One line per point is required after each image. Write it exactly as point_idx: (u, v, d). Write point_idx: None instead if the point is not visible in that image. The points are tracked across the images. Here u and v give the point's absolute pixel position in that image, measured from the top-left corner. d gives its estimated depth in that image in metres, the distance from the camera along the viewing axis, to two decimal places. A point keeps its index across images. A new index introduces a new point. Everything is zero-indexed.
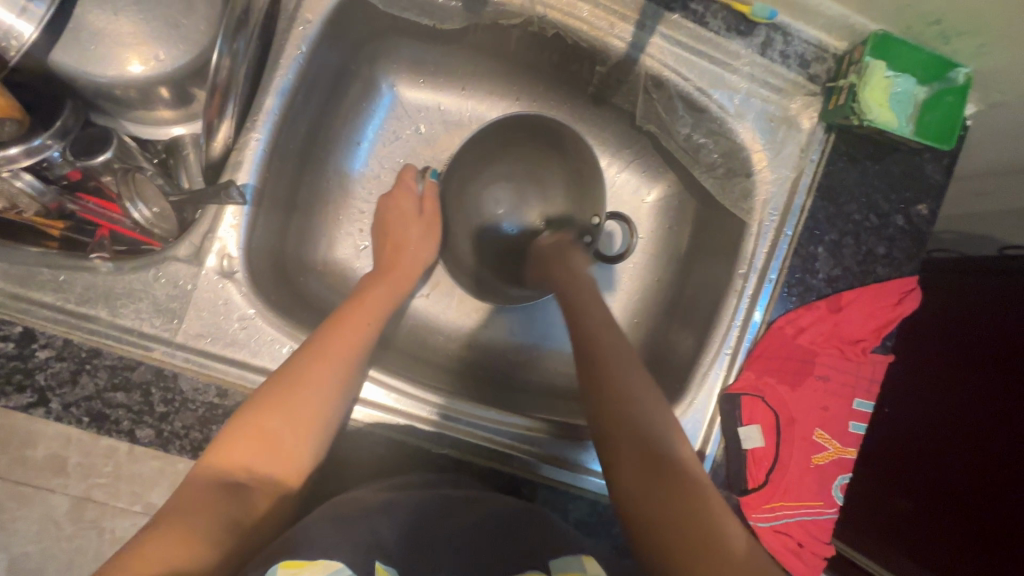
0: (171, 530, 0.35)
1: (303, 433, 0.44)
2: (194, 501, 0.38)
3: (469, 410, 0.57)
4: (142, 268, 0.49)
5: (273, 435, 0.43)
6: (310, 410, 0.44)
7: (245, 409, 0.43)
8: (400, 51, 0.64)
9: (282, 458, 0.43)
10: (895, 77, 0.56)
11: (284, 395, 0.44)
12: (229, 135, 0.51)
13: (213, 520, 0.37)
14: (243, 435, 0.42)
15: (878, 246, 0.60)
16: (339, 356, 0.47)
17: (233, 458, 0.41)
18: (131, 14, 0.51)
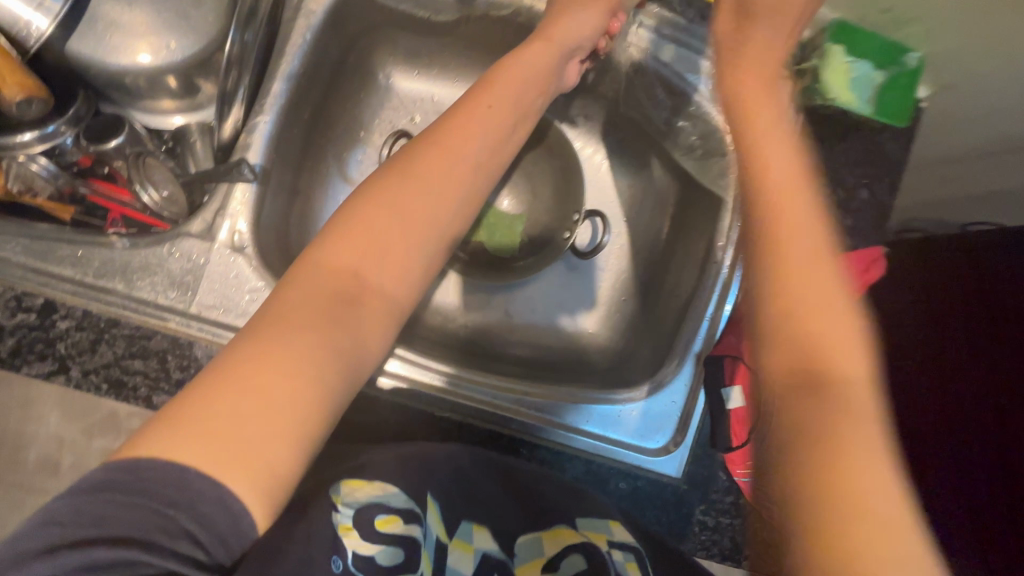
0: (273, 350, 0.34)
1: (405, 251, 0.41)
2: (305, 308, 0.37)
3: (484, 380, 0.60)
4: (156, 243, 0.52)
5: (380, 238, 0.41)
6: (412, 226, 0.42)
7: (347, 211, 0.41)
8: (396, 43, 0.68)
9: (391, 270, 0.41)
10: (854, 62, 0.61)
11: (382, 199, 0.42)
12: (238, 119, 0.54)
13: (321, 340, 0.36)
14: (347, 232, 0.40)
15: (845, 218, 0.65)
16: (439, 173, 0.44)
17: (338, 255, 0.39)
18: (143, 6, 0.54)
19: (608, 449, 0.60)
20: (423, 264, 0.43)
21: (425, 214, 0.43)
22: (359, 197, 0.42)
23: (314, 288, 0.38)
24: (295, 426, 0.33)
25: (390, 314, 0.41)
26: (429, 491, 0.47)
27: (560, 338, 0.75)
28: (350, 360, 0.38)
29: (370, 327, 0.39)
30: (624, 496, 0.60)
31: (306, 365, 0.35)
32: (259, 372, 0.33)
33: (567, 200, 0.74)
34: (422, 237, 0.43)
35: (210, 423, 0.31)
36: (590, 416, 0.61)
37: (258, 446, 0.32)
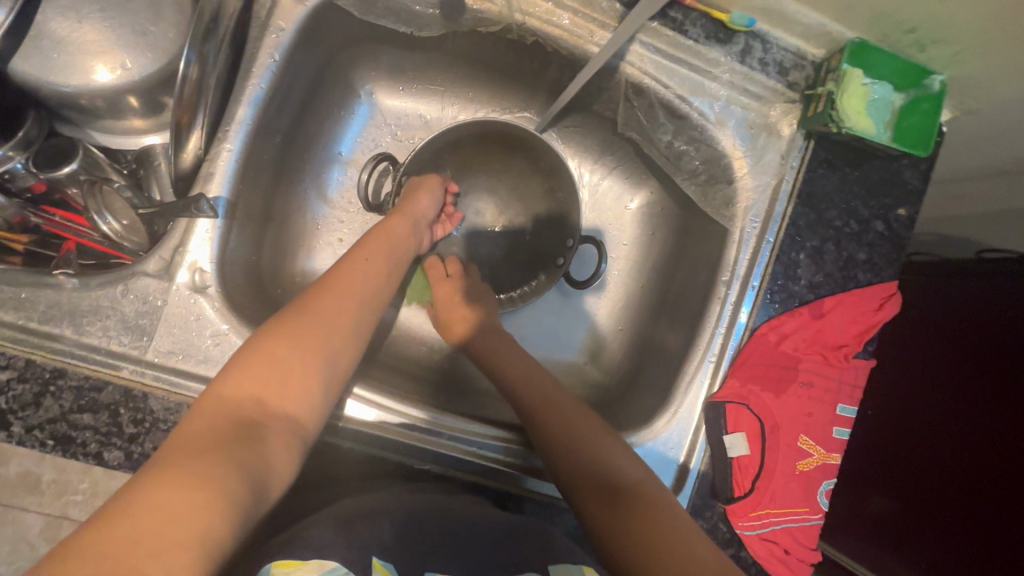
0: (173, 470, 0.29)
1: (311, 369, 0.40)
2: (201, 436, 0.33)
3: (454, 424, 0.55)
4: (108, 284, 0.48)
5: (281, 366, 0.39)
6: (315, 347, 0.41)
7: (250, 344, 0.39)
8: (378, 58, 0.63)
9: (295, 393, 0.38)
10: (872, 84, 0.56)
11: (286, 327, 0.41)
12: (200, 146, 0.50)
13: (230, 455, 0.32)
14: (248, 363, 0.38)
15: (858, 252, 0.60)
16: (333, 304, 0.44)
17: (240, 383, 0.37)
18: (96, 20, 0.49)
19: None
20: (328, 381, 0.41)
21: (321, 338, 0.42)
22: (261, 331, 0.41)
23: (211, 422, 0.34)
24: (201, 542, 0.27)
25: (298, 441, 0.37)
26: (373, 553, 0.39)
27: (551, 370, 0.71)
28: (260, 481, 0.32)
29: (278, 451, 0.35)
30: None
31: (215, 479, 0.30)
32: (161, 491, 0.28)
33: (559, 226, 0.69)
34: (324, 360, 0.41)
35: (155, 512, 0.27)
36: None
37: (158, 565, 0.25)
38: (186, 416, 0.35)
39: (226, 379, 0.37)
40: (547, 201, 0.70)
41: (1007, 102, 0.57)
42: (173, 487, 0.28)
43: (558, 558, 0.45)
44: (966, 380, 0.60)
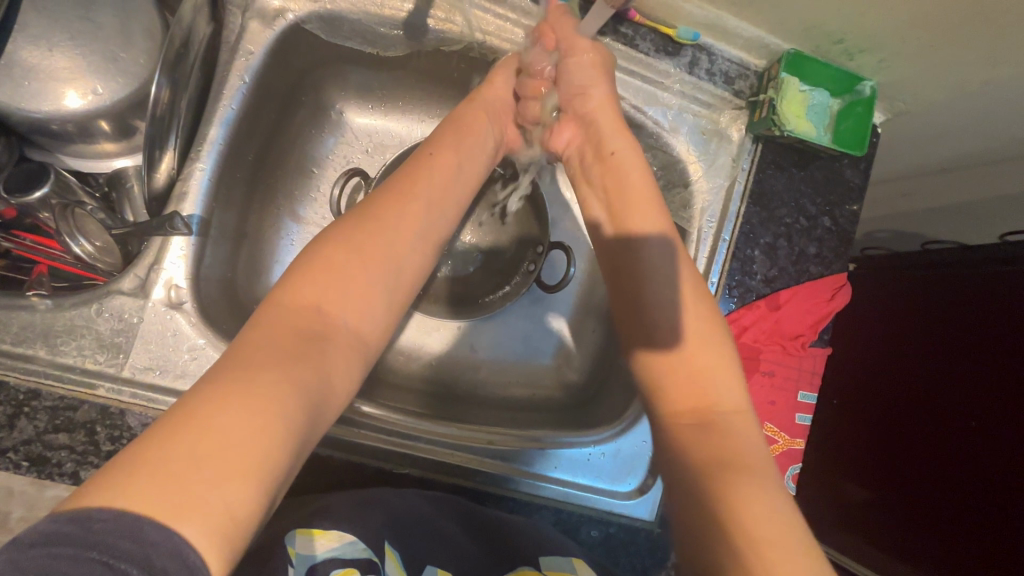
0: (234, 388, 0.33)
1: (375, 276, 0.43)
2: (262, 348, 0.36)
3: (434, 429, 0.57)
4: (83, 303, 0.48)
5: (342, 278, 0.41)
6: (373, 259, 0.43)
7: (307, 255, 0.42)
8: (347, 78, 0.65)
9: (354, 304, 0.41)
10: (810, 91, 0.61)
11: (349, 238, 0.43)
12: (172, 166, 0.51)
13: (285, 376, 0.35)
14: (310, 270, 0.41)
15: (809, 247, 0.64)
16: (388, 220, 0.45)
17: (304, 293, 0.40)
18: (65, 48, 0.50)
19: (577, 495, 0.58)
20: (388, 296, 0.44)
21: (383, 246, 0.44)
22: (317, 245, 0.43)
23: (275, 335, 0.37)
24: (257, 464, 0.31)
25: (357, 353, 0.41)
26: (387, 539, 0.44)
27: (525, 376, 0.74)
28: (319, 396, 0.36)
29: (337, 365, 0.39)
30: (596, 543, 0.58)
31: (271, 400, 0.33)
32: (220, 411, 0.31)
33: (527, 238, 0.72)
34: (382, 275, 0.43)
35: (182, 461, 0.29)
36: (558, 463, 0.58)
37: (214, 486, 0.29)
38: (252, 324, 0.38)
39: (289, 291, 0.40)
40: (517, 214, 0.74)
41: (929, 103, 0.63)
42: (230, 408, 0.32)
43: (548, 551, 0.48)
44: (960, 329, 0.60)
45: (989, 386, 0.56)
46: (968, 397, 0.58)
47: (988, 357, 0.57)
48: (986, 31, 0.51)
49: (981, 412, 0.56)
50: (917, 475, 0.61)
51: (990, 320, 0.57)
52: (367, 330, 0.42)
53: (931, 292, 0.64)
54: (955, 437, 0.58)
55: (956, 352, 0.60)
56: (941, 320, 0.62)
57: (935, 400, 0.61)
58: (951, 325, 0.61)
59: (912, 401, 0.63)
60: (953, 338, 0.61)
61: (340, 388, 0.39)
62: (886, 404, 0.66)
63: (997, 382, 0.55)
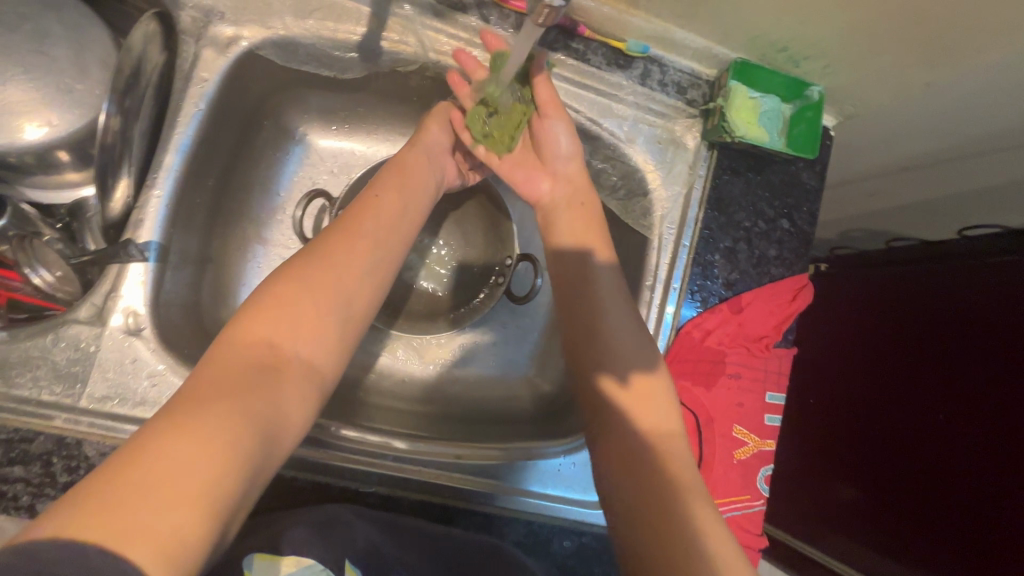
0: (185, 421, 0.33)
1: (328, 308, 0.43)
2: (217, 381, 0.36)
3: (412, 448, 0.57)
4: (40, 333, 0.48)
5: (294, 308, 0.42)
6: (325, 291, 0.43)
7: (258, 291, 0.42)
8: (308, 102, 0.66)
9: (305, 336, 0.42)
10: (760, 97, 0.63)
11: (301, 272, 0.44)
12: (128, 194, 0.52)
13: (235, 407, 0.35)
14: (264, 305, 0.42)
15: (769, 249, 0.65)
16: (344, 253, 0.46)
17: (253, 330, 0.40)
18: (18, 80, 0.50)
19: (547, 507, 0.58)
20: (342, 325, 0.44)
21: (335, 279, 0.44)
22: (274, 278, 0.43)
23: (230, 370, 0.37)
24: (204, 495, 0.30)
25: (312, 384, 0.41)
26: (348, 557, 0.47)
27: (499, 389, 0.73)
28: (272, 426, 0.36)
29: (291, 396, 0.39)
30: (569, 556, 0.57)
31: (220, 430, 0.33)
32: (171, 442, 0.31)
33: (495, 252, 0.73)
34: (336, 306, 0.44)
35: (127, 495, 0.29)
36: (528, 474, 0.58)
37: (158, 516, 0.29)
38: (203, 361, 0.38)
39: (239, 327, 0.40)
40: (485, 229, 0.74)
41: (877, 105, 0.64)
42: (180, 441, 0.32)
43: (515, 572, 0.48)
44: (924, 325, 0.61)
45: (957, 378, 0.57)
46: (938, 394, 0.58)
47: (955, 350, 0.57)
48: (922, 33, 0.52)
49: (950, 404, 0.57)
50: (896, 475, 0.61)
51: (954, 317, 0.58)
52: (319, 364, 0.42)
53: (897, 292, 0.66)
54: (929, 434, 0.58)
55: (924, 350, 0.61)
56: (909, 318, 0.63)
57: (907, 399, 0.61)
58: (919, 325, 0.62)
59: (886, 402, 0.64)
60: (919, 336, 0.62)
61: (294, 420, 0.39)
62: (860, 406, 0.67)
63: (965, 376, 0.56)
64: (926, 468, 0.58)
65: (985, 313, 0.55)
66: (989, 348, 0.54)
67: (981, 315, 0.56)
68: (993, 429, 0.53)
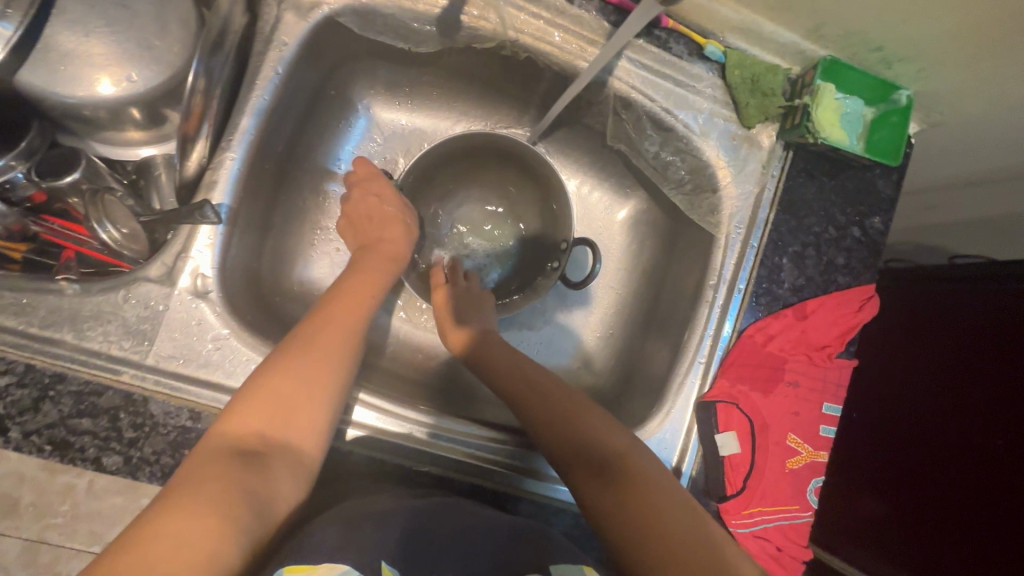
0: (179, 508, 0.33)
1: (317, 407, 0.44)
2: (210, 468, 0.37)
3: (454, 427, 0.57)
4: (111, 289, 0.48)
5: (284, 401, 0.42)
6: (320, 383, 0.44)
7: (255, 376, 0.43)
8: (376, 74, 0.65)
9: (295, 427, 0.42)
10: (844, 99, 0.60)
11: (290, 363, 0.44)
12: (204, 155, 0.52)
13: (232, 492, 0.36)
14: (249, 403, 0.41)
15: (838, 257, 0.63)
16: (320, 336, 0.47)
17: (241, 425, 0.40)
18: (101, 35, 0.50)
19: None
20: (330, 418, 0.45)
21: (326, 369, 0.46)
22: (263, 366, 0.44)
23: (227, 457, 0.38)
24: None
25: (299, 475, 0.42)
26: (383, 557, 0.41)
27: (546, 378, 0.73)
28: (263, 514, 0.37)
29: (278, 488, 0.39)
30: None
31: (218, 514, 0.34)
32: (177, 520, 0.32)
33: (548, 241, 0.72)
34: (326, 400, 0.45)
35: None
36: None
37: None
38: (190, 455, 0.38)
39: (228, 420, 0.40)
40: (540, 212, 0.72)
41: (965, 114, 0.62)
42: (181, 523, 0.32)
43: (557, 557, 0.45)
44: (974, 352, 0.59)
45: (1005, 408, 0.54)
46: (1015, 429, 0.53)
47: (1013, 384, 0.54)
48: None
49: (994, 437, 0.55)
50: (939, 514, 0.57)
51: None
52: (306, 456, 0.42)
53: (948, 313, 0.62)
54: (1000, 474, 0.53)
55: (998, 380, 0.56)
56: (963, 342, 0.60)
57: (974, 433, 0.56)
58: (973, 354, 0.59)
59: (945, 435, 0.59)
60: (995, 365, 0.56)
61: (284, 505, 0.39)
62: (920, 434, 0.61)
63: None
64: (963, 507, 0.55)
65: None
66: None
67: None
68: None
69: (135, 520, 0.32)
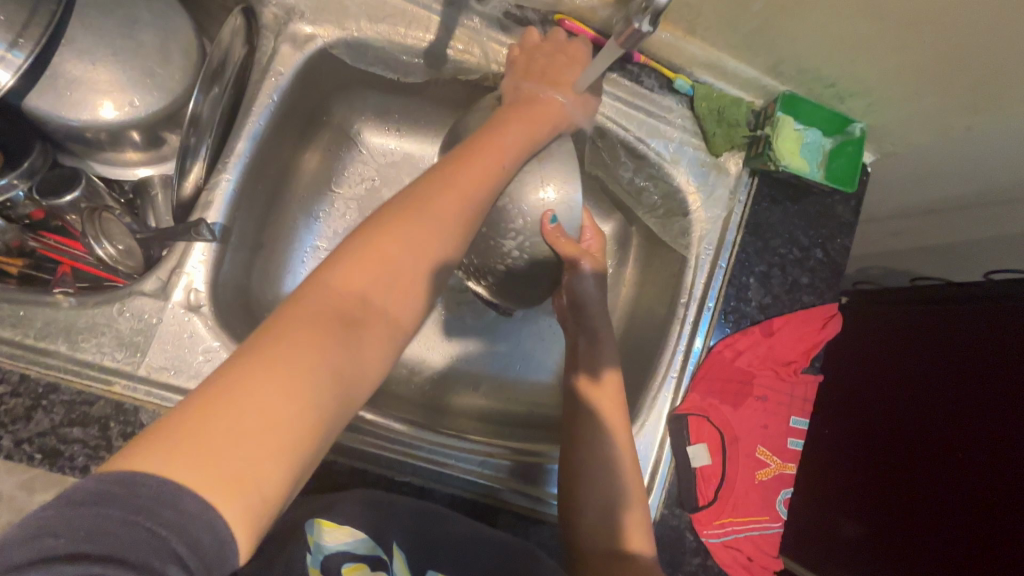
0: (250, 387, 0.32)
1: (422, 268, 0.41)
2: (307, 321, 0.36)
3: (435, 438, 0.59)
4: (106, 302, 0.50)
5: (386, 263, 0.40)
6: (425, 246, 0.42)
7: (366, 230, 0.41)
8: (366, 100, 0.68)
9: (395, 294, 0.40)
10: (804, 130, 0.65)
11: (402, 216, 0.41)
12: (201, 176, 0.55)
13: (323, 354, 0.35)
14: (355, 255, 0.39)
15: (802, 277, 0.67)
16: (471, 189, 0.45)
17: (348, 278, 0.39)
18: (107, 63, 0.53)
19: None
20: (428, 291, 0.43)
21: (437, 231, 0.42)
22: (374, 221, 0.42)
23: (309, 323, 0.36)
24: (280, 448, 0.32)
25: (389, 342, 0.40)
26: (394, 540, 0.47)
27: (528, 393, 0.74)
28: (349, 379, 0.36)
29: (369, 353, 0.38)
30: None
31: (302, 379, 0.33)
32: (265, 377, 0.32)
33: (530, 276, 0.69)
34: (432, 265, 0.42)
35: (208, 449, 0.30)
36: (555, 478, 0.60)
37: (249, 460, 0.30)
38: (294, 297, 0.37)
39: (336, 271, 0.39)
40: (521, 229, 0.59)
41: (915, 146, 0.67)
42: (262, 390, 0.32)
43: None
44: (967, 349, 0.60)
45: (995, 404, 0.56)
46: (948, 416, 0.60)
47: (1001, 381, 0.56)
48: (965, 82, 0.55)
49: (981, 430, 0.56)
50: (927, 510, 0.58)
51: (961, 352, 0.60)
52: (404, 318, 0.41)
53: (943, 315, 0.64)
54: (938, 456, 0.59)
55: (934, 375, 0.63)
56: (956, 342, 0.62)
57: (916, 420, 0.63)
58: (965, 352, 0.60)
59: (915, 420, 0.63)
60: (930, 363, 0.63)
61: (371, 374, 0.38)
62: (869, 424, 0.67)
63: (971, 402, 0.58)
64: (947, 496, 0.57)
65: (993, 350, 0.57)
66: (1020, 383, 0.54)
67: (988, 350, 0.58)
68: (998, 456, 0.54)
69: (212, 379, 0.32)
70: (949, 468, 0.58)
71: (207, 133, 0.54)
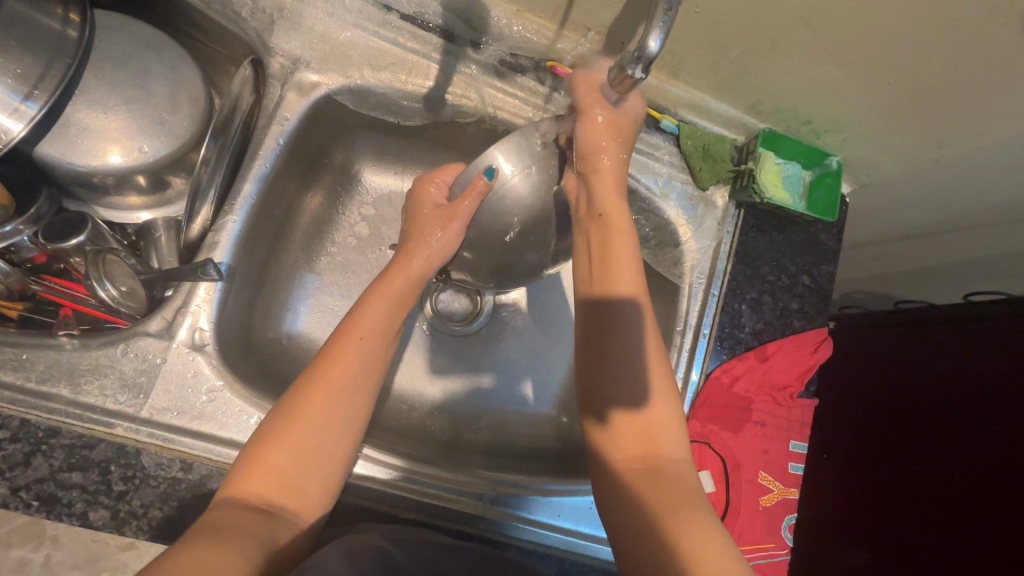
0: (223, 530, 0.37)
1: (334, 437, 0.46)
2: (235, 508, 0.40)
3: (434, 473, 0.59)
4: (111, 343, 0.50)
5: (302, 438, 0.44)
6: (341, 402, 0.47)
7: (283, 407, 0.46)
8: (367, 143, 0.71)
9: (313, 461, 0.45)
10: (784, 163, 0.68)
11: (307, 395, 0.46)
12: (208, 219, 0.57)
13: (250, 535, 0.38)
14: (269, 439, 0.44)
15: (792, 303, 0.69)
16: (368, 357, 0.50)
17: (268, 462, 0.43)
18: (118, 111, 0.55)
19: (579, 545, 0.59)
20: (345, 457, 0.47)
21: (347, 390, 0.47)
22: (294, 394, 0.46)
23: (261, 474, 0.42)
24: None
25: (309, 509, 0.44)
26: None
27: (530, 426, 0.74)
28: (270, 544, 0.39)
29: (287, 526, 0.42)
30: None
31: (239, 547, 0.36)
32: (206, 549, 0.35)
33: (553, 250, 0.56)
34: (345, 423, 0.47)
35: None
36: (559, 510, 0.60)
37: None
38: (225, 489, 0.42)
39: (255, 451, 0.43)
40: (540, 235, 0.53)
41: (889, 176, 0.71)
42: (208, 552, 0.35)
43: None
44: (950, 365, 0.63)
45: (983, 412, 0.58)
46: (948, 453, 0.60)
47: (985, 388, 0.58)
48: (931, 118, 0.59)
49: (975, 440, 0.58)
50: (938, 530, 0.58)
51: (956, 408, 0.60)
52: (324, 486, 0.45)
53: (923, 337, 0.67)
54: (938, 478, 0.60)
55: (931, 429, 0.62)
56: (935, 359, 0.65)
57: (912, 474, 0.63)
58: (944, 368, 0.63)
59: (912, 440, 0.64)
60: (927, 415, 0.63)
61: (293, 541, 0.42)
62: (866, 477, 0.67)
63: (963, 456, 0.58)
64: (953, 514, 0.57)
65: (987, 411, 0.57)
66: (1004, 384, 0.57)
67: (980, 406, 0.58)
68: (1002, 521, 0.53)
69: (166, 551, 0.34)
70: (953, 486, 0.58)
71: (205, 176, 0.56)
